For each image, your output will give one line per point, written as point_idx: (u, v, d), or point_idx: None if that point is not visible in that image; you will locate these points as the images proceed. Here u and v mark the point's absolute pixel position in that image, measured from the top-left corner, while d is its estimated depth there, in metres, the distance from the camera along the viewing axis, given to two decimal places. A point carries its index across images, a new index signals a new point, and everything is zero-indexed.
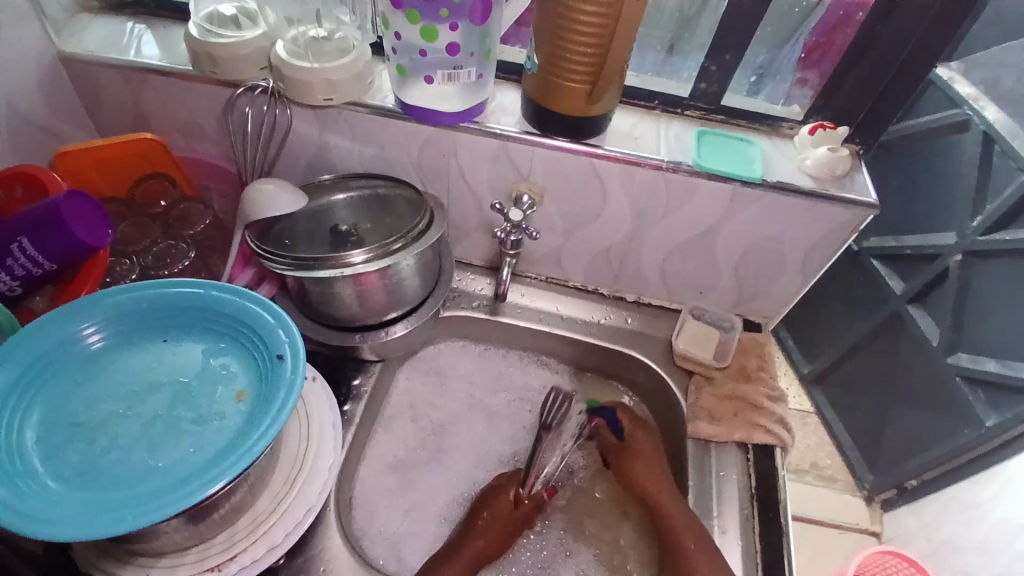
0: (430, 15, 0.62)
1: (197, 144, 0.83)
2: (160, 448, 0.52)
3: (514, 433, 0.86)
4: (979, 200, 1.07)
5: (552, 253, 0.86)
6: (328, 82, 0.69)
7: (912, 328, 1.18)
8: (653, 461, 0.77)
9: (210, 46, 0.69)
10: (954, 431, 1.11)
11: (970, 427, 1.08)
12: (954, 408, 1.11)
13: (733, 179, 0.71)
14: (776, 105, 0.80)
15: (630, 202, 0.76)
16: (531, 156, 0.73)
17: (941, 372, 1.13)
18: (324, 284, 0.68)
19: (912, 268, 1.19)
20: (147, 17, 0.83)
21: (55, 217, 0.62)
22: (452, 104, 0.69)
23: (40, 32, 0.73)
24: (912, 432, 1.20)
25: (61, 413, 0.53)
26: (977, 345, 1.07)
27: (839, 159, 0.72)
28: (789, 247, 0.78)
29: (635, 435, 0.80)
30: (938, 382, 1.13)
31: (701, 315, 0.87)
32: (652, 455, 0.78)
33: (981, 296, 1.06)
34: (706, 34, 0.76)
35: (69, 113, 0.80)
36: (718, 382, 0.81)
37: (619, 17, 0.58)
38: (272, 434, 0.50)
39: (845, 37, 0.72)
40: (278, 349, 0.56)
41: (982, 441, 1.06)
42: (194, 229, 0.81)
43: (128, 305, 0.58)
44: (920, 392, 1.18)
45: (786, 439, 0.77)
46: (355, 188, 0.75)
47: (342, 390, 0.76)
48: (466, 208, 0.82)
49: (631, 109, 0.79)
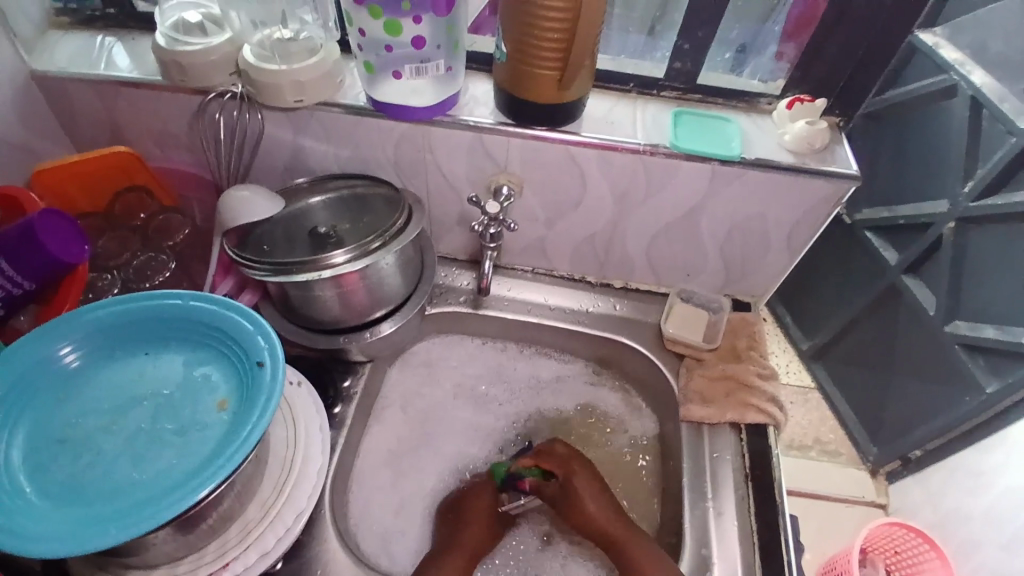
0: (392, 8, 0.61)
1: (173, 155, 0.82)
2: (145, 460, 0.52)
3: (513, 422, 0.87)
4: (970, 165, 1.06)
5: (537, 243, 0.85)
6: (298, 83, 0.68)
7: (909, 299, 1.18)
8: (600, 498, 0.75)
9: (178, 55, 0.68)
10: (956, 398, 1.11)
11: (972, 393, 1.07)
12: (952, 377, 1.11)
13: (712, 159, 0.71)
14: (754, 81, 0.79)
15: (608, 186, 0.76)
16: (507, 146, 0.72)
17: (940, 341, 1.12)
18: (305, 288, 0.68)
19: (904, 238, 1.19)
20: (116, 29, 0.82)
21: (29, 235, 0.62)
22: (424, 99, 0.68)
23: (10, 51, 0.73)
24: (913, 404, 1.20)
25: (46, 431, 0.53)
26: (975, 311, 1.06)
27: (818, 133, 0.71)
28: (773, 225, 0.78)
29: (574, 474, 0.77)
30: (938, 353, 1.13)
31: (690, 297, 0.87)
32: (597, 493, 0.75)
33: (976, 261, 1.05)
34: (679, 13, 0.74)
35: (45, 131, 0.80)
36: (710, 363, 0.81)
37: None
38: (253, 440, 0.50)
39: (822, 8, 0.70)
40: (258, 356, 0.55)
41: (988, 407, 1.05)
42: (173, 240, 0.80)
43: (105, 321, 0.57)
44: (920, 363, 1.17)
45: (780, 418, 0.77)
46: (332, 190, 0.74)
47: (330, 392, 0.76)
48: (446, 202, 0.81)
49: (606, 93, 0.78)
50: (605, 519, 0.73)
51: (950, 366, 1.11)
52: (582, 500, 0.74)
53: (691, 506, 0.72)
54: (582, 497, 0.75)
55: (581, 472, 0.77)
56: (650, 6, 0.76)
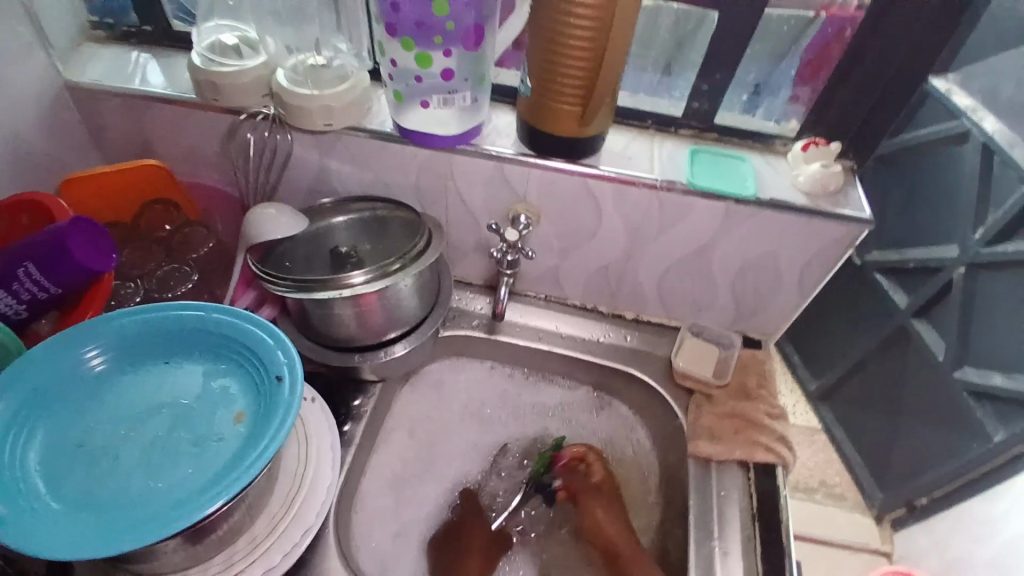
0: (424, 42, 0.64)
1: (200, 170, 0.85)
2: (160, 469, 0.52)
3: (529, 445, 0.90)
4: (980, 212, 1.07)
5: (550, 272, 0.87)
6: (326, 108, 0.70)
7: (919, 343, 1.17)
8: (614, 510, 0.79)
9: (214, 75, 0.71)
10: (965, 445, 1.10)
11: (978, 441, 1.07)
12: (959, 420, 1.11)
13: (726, 197, 0.72)
14: (770, 123, 0.80)
15: (624, 220, 0.77)
16: (527, 176, 0.74)
17: (949, 386, 1.12)
18: (324, 306, 0.69)
19: (914, 282, 1.20)
20: (151, 46, 0.85)
21: (59, 243, 0.64)
22: (449, 129, 0.70)
23: (47, 63, 0.76)
24: (921, 448, 1.19)
25: (65, 436, 0.54)
26: (983, 358, 1.06)
27: (832, 176, 0.73)
28: (785, 263, 0.79)
29: (598, 484, 0.81)
30: (946, 398, 1.13)
31: (700, 332, 0.87)
32: (612, 507, 0.80)
33: (986, 308, 1.06)
34: (698, 54, 0.76)
35: (75, 140, 0.83)
36: (718, 400, 0.81)
37: (612, 24, 0.58)
38: (270, 454, 0.50)
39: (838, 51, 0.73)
40: (278, 370, 0.56)
41: (994, 455, 1.05)
42: (197, 253, 0.81)
43: (129, 329, 0.59)
44: (929, 408, 1.16)
45: (787, 457, 0.76)
46: (355, 211, 0.76)
47: (342, 411, 0.76)
48: (464, 228, 0.83)
49: (624, 128, 0.81)
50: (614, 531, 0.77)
51: (955, 410, 1.11)
52: (599, 512, 0.79)
53: (696, 544, 0.71)
54: (598, 508, 0.79)
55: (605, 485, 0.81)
56: (667, 46, 0.76)
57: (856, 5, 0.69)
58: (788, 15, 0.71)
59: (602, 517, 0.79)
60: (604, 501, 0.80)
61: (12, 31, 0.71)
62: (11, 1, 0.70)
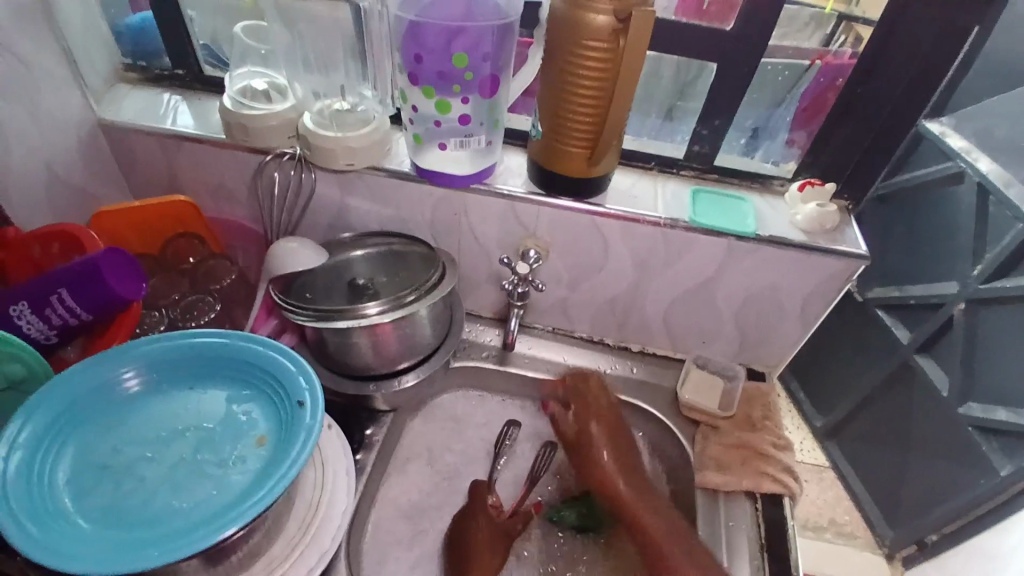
0: (444, 90, 0.68)
1: (225, 206, 0.89)
2: (184, 490, 0.54)
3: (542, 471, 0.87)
4: (979, 249, 1.10)
5: (559, 304, 0.90)
6: (349, 150, 0.75)
7: (924, 379, 1.18)
8: (614, 447, 0.80)
9: (243, 118, 0.76)
10: (970, 482, 1.10)
11: (986, 475, 1.07)
12: (966, 454, 1.11)
13: (728, 234, 0.76)
14: (768, 164, 0.85)
15: (631, 255, 0.80)
16: (537, 214, 0.78)
17: (954, 421, 1.13)
18: (342, 335, 0.72)
19: (916, 318, 1.22)
20: (183, 89, 0.91)
21: (92, 272, 0.66)
22: (463, 168, 0.75)
23: (82, 103, 0.82)
24: (929, 485, 1.19)
25: (92, 456, 0.56)
26: (987, 392, 1.08)
27: (828, 215, 0.76)
28: (786, 297, 0.81)
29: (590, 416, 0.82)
30: (951, 433, 1.13)
31: (706, 364, 0.89)
32: (612, 443, 0.80)
33: (988, 342, 1.07)
34: (700, 99, 0.81)
35: (105, 176, 0.87)
36: (724, 431, 0.83)
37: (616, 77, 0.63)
38: (292, 476, 0.52)
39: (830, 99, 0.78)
40: (299, 396, 0.58)
41: (1000, 491, 1.05)
42: (220, 284, 0.85)
43: (157, 355, 0.61)
44: (935, 442, 1.17)
45: (794, 488, 0.77)
46: (372, 246, 0.80)
47: (356, 438, 0.78)
48: (476, 261, 0.86)
49: (628, 169, 0.85)
50: (613, 470, 0.78)
51: (960, 445, 1.12)
52: (597, 446, 0.80)
53: None
54: (597, 445, 0.80)
55: (599, 420, 0.82)
56: (670, 93, 0.82)
57: (850, 53, 0.74)
58: (783, 61, 0.77)
59: (602, 452, 0.79)
60: (600, 437, 0.80)
61: (53, 74, 0.76)
62: (51, 43, 0.76)
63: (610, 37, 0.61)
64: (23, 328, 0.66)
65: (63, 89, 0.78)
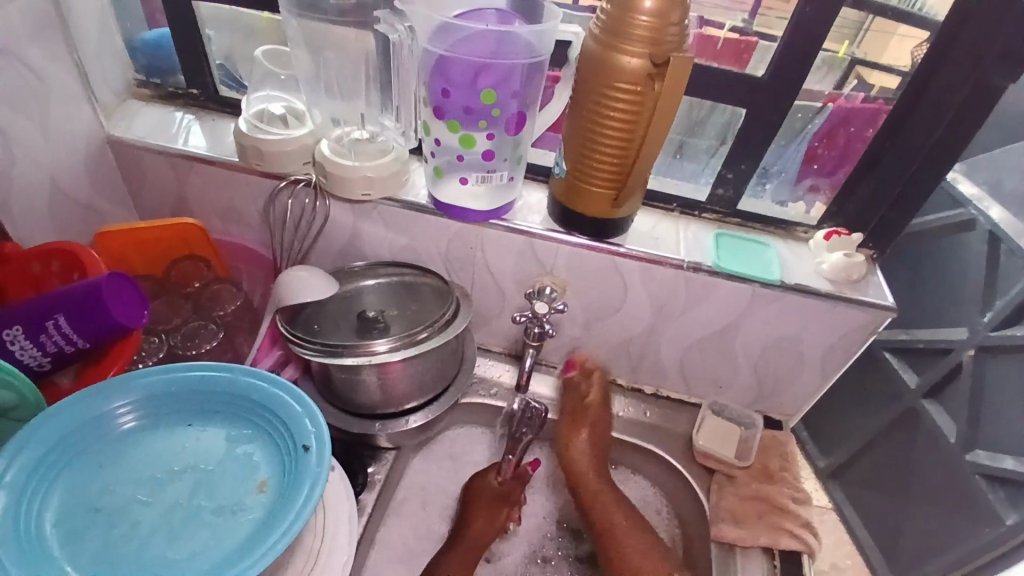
0: (470, 124, 0.67)
1: (233, 228, 0.87)
2: (180, 539, 0.51)
3: (552, 517, 0.83)
4: (988, 295, 0.90)
5: (570, 342, 0.87)
6: (366, 179, 0.73)
7: (929, 427, 0.94)
8: (592, 446, 0.80)
9: (259, 142, 0.74)
10: (971, 529, 0.88)
11: (985, 527, 0.86)
12: (964, 504, 0.89)
13: (752, 281, 0.74)
14: (783, 205, 0.83)
15: (650, 297, 0.78)
16: (556, 252, 0.76)
17: (953, 472, 0.91)
18: (350, 371, 0.70)
19: (926, 361, 0.97)
20: (197, 109, 0.89)
21: (93, 297, 0.63)
22: (481, 203, 0.73)
23: (90, 116, 0.80)
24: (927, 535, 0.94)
25: (82, 496, 0.52)
26: (997, 435, 0.86)
27: (855, 265, 0.74)
28: (807, 347, 0.79)
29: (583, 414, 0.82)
30: (950, 478, 0.91)
31: (721, 411, 0.87)
32: (594, 448, 0.80)
33: (997, 389, 0.86)
34: (708, 140, 0.80)
35: (112, 193, 0.85)
36: (741, 482, 0.80)
37: (648, 121, 0.61)
38: (295, 531, 0.49)
39: (847, 136, 0.76)
40: (305, 440, 0.55)
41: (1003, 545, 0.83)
42: (223, 310, 0.81)
43: (160, 387, 0.58)
44: (934, 487, 0.93)
45: (813, 546, 0.75)
46: (384, 276, 0.77)
47: (359, 480, 0.74)
48: (489, 296, 0.84)
49: (650, 210, 0.83)
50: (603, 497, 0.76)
51: (959, 493, 0.90)
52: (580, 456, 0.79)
53: None
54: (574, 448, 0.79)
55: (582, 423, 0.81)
56: (679, 130, 0.80)
57: (862, 97, 0.73)
58: (809, 105, 0.75)
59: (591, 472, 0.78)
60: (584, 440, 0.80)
61: (61, 85, 0.74)
62: (63, 54, 0.74)
63: (644, 80, 0.60)
64: (16, 355, 0.63)
65: (72, 103, 0.76)
